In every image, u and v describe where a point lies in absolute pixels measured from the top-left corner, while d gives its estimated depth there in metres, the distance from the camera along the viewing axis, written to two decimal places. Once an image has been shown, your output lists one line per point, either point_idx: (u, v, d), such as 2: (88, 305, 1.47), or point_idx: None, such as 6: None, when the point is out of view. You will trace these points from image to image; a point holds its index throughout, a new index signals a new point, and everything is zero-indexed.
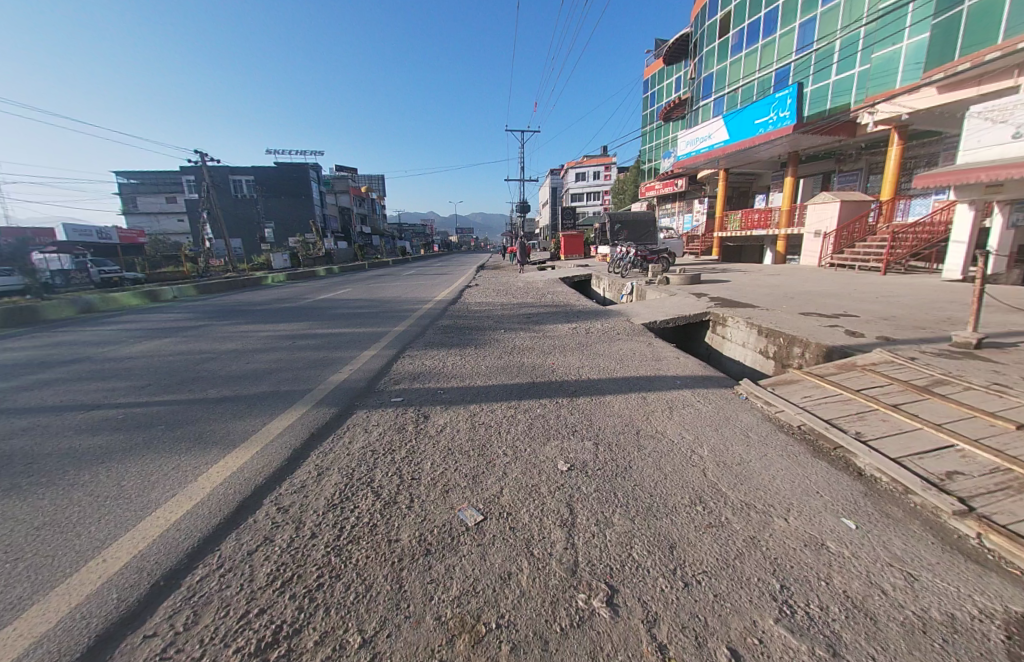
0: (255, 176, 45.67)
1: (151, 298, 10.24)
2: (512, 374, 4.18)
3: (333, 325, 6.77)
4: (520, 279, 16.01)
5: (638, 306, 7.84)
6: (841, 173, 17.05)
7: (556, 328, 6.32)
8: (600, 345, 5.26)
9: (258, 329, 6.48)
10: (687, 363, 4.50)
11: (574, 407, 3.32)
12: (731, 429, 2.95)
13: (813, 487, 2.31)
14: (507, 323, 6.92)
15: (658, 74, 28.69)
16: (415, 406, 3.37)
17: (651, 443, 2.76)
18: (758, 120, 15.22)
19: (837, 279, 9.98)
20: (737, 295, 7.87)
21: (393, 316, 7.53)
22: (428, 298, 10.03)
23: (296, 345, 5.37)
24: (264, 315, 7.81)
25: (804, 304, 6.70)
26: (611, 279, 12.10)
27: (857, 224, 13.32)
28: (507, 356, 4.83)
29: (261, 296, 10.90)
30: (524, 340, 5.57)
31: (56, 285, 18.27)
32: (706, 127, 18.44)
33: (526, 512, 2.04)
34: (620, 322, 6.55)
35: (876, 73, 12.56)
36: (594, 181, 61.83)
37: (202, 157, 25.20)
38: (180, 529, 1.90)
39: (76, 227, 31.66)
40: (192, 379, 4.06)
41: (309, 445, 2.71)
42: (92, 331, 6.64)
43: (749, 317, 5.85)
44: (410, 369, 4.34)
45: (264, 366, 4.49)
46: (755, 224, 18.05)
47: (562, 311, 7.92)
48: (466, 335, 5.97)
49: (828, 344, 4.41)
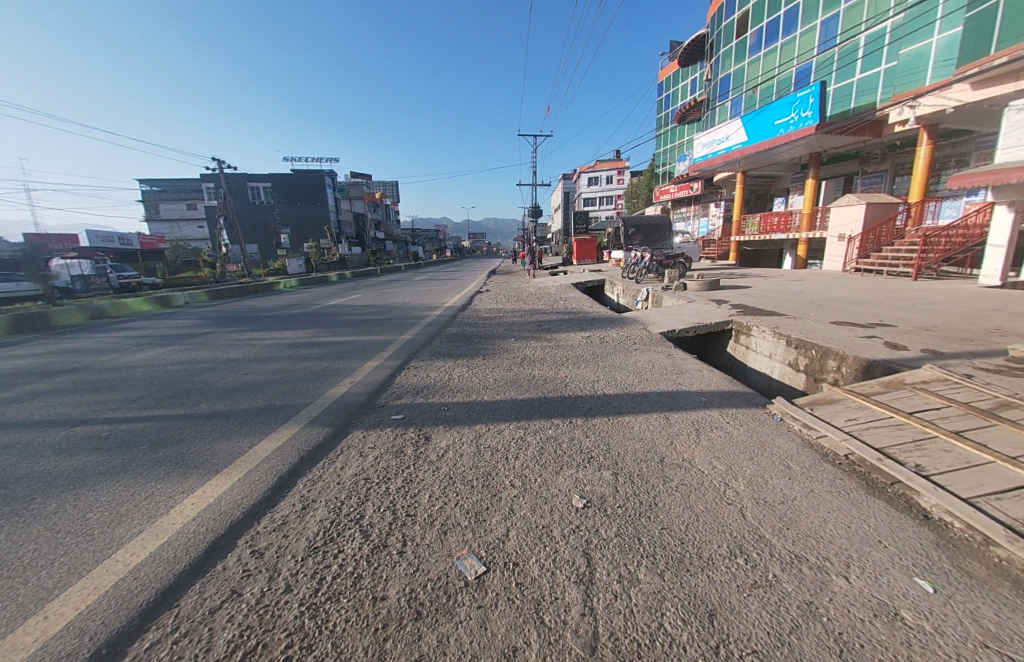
0: (272, 183, 46.67)
1: (163, 304, 10.30)
2: (521, 388, 3.89)
3: (339, 332, 6.59)
4: (531, 284, 15.77)
5: (655, 313, 7.48)
6: (865, 175, 16.39)
7: (569, 336, 6.02)
8: (616, 356, 4.94)
9: (261, 337, 6.33)
10: (711, 378, 4.14)
11: (589, 429, 3.00)
12: (768, 458, 2.60)
13: (874, 536, 1.95)
14: (518, 331, 6.65)
15: (673, 76, 28.29)
16: (415, 425, 3.10)
17: (677, 474, 2.43)
18: (778, 120, 14.70)
19: (867, 285, 9.43)
20: (760, 302, 7.44)
21: (401, 323, 7.34)
22: (438, 304, 9.83)
23: (298, 355, 5.18)
24: (271, 322, 7.69)
25: (835, 312, 6.26)
26: (625, 284, 11.74)
27: (884, 226, 12.66)
28: (517, 368, 4.54)
29: (271, 302, 10.87)
30: (535, 350, 5.28)
31: (76, 290, 18.82)
32: (723, 128, 17.97)
33: (536, 563, 1.74)
34: (636, 331, 6.20)
35: (904, 70, 11.97)
36: (607, 185, 61.52)
37: (220, 165, 25.81)
38: (138, 579, 1.66)
39: (100, 233, 32.70)
40: (183, 392, 3.87)
41: (297, 471, 2.46)
42: (98, 338, 6.59)
43: (776, 326, 5.46)
44: (413, 381, 4.09)
45: (262, 377, 4.29)
46: (775, 228, 17.46)
47: (575, 318, 7.59)
48: (474, 344, 5.72)
49: (868, 358, 4.00)
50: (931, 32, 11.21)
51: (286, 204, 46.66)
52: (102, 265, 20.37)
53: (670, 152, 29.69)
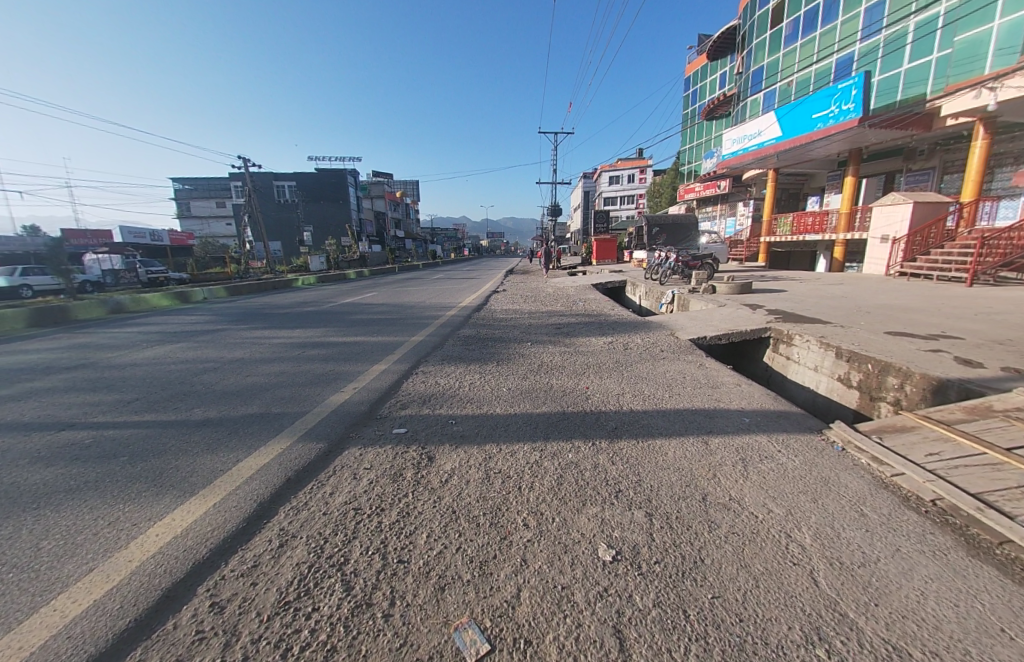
0: (297, 181, 47.66)
1: (183, 300, 10.38)
2: (538, 400, 3.51)
3: (350, 332, 6.36)
4: (550, 284, 15.35)
5: (682, 318, 6.96)
6: (910, 172, 15.28)
7: (590, 342, 5.61)
8: (642, 366, 4.51)
9: (271, 335, 6.16)
10: (753, 394, 3.68)
11: (616, 454, 2.60)
12: (836, 502, 2.14)
13: (995, 621, 1.48)
14: (535, 334, 6.27)
15: (701, 71, 27.36)
16: (418, 442, 2.77)
17: (723, 518, 2.02)
18: (816, 113, 13.80)
19: (917, 290, 8.64)
20: (799, 307, 6.83)
21: (414, 324, 7.06)
22: (453, 304, 9.53)
23: (304, 355, 4.94)
24: (283, 320, 7.55)
25: (888, 320, 5.64)
26: (649, 286, 11.21)
27: (934, 227, 11.60)
28: (533, 376, 4.16)
29: (287, 299, 10.83)
30: (553, 356, 4.89)
31: (108, 284, 19.55)
32: (754, 123, 17.09)
33: (554, 642, 1.36)
34: (662, 337, 5.74)
35: (958, 58, 10.98)
36: (629, 185, 60.38)
37: (244, 163, 26.40)
38: (68, 638, 1.38)
39: (132, 229, 34.07)
40: (180, 395, 3.66)
41: (279, 497, 2.16)
42: (113, 333, 6.58)
43: (822, 335, 4.92)
44: (420, 389, 3.77)
45: (263, 380, 4.05)
46: (809, 228, 16.52)
47: (596, 322, 7.16)
48: (488, 348, 5.37)
49: (941, 376, 3.45)
50: (992, 15, 10.19)
51: (309, 202, 47.55)
52: (132, 260, 21.03)
53: (697, 149, 28.68)
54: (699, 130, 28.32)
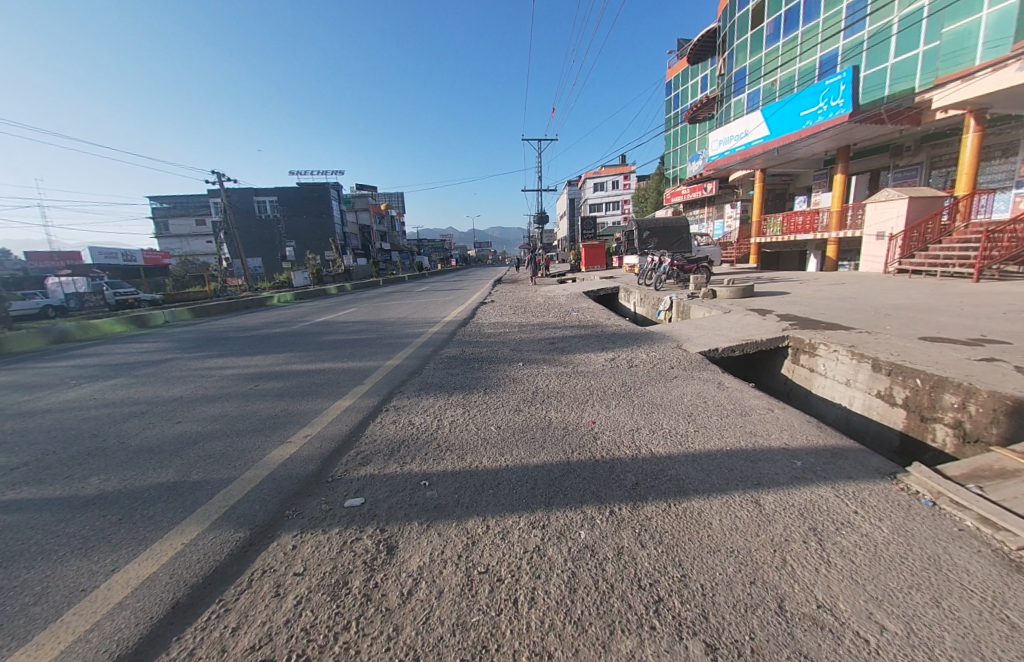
0: (279, 196, 46.76)
1: (139, 324, 9.48)
2: (534, 445, 2.81)
3: (319, 357, 5.62)
4: (540, 292, 14.76)
5: (687, 327, 6.37)
6: (897, 168, 15.19)
7: (589, 359, 4.97)
8: (654, 388, 3.88)
9: (224, 365, 5.36)
10: (793, 425, 3.05)
11: (645, 532, 1.91)
12: (974, 610, 1.47)
13: None
14: (528, 352, 5.61)
15: (682, 75, 27.51)
16: (377, 520, 2.05)
17: (822, 649, 1.33)
18: (804, 111, 13.56)
19: (926, 288, 8.24)
20: (812, 312, 6.30)
21: (392, 344, 6.36)
22: (438, 319, 8.83)
23: (258, 391, 4.18)
24: (246, 345, 6.76)
25: (916, 324, 5.13)
26: (644, 292, 10.68)
27: (930, 222, 11.31)
28: (527, 408, 3.48)
29: (256, 319, 9.99)
30: (549, 380, 4.22)
31: (70, 309, 18.49)
32: (741, 123, 16.89)
33: None
34: (670, 351, 5.11)
35: (948, 51, 10.80)
36: (614, 191, 60.78)
37: (219, 178, 25.53)
38: None
39: (102, 250, 32.82)
40: (79, 457, 2.86)
41: (147, 645, 1.41)
42: (41, 369, 5.68)
43: (852, 344, 4.38)
44: (388, 433, 3.05)
45: (197, 428, 3.29)
46: (799, 228, 16.28)
47: (593, 335, 6.51)
48: (474, 371, 4.68)
49: (1014, 395, 2.90)
50: (980, 6, 10.02)
51: (292, 217, 46.65)
52: (98, 281, 19.84)
53: (681, 152, 28.67)
54: (682, 134, 28.39)
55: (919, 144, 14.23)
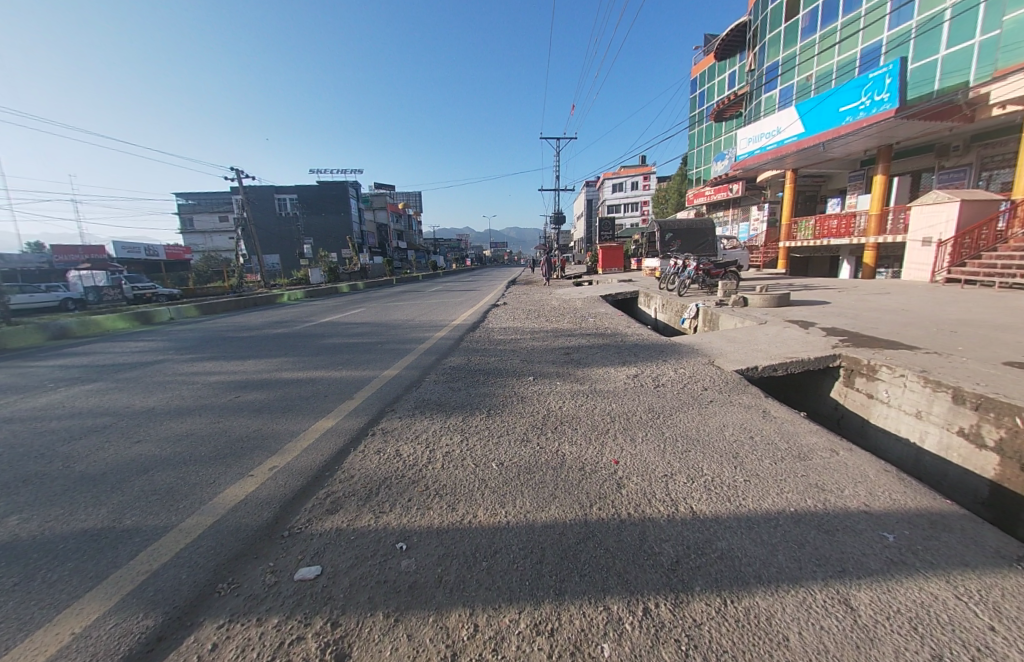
0: (299, 194, 47.28)
1: (143, 320, 9.31)
2: (542, 492, 2.25)
3: (313, 363, 5.21)
4: (554, 295, 14.18)
5: (718, 340, 5.73)
6: (944, 170, 14.08)
7: (609, 376, 4.41)
8: (687, 415, 3.30)
9: (211, 370, 4.98)
10: (869, 478, 2.43)
11: (696, 652, 1.33)
12: None
13: None
14: (540, 364, 5.07)
15: (709, 72, 26.53)
16: (328, 608, 1.53)
17: None
18: (843, 106, 12.62)
19: (988, 300, 7.37)
20: (862, 326, 5.58)
21: (393, 350, 5.91)
22: (445, 323, 8.36)
23: (236, 403, 3.76)
24: (242, 346, 6.42)
25: (993, 345, 4.40)
26: (667, 297, 10.02)
27: (984, 228, 10.31)
28: (536, 438, 2.93)
29: (260, 317, 9.70)
30: (562, 400, 3.67)
31: (90, 302, 18.79)
32: (772, 121, 15.97)
33: None
34: (701, 368, 4.52)
35: (1007, 42, 9.76)
36: (633, 192, 59.70)
37: (238, 174, 25.73)
38: None
39: (126, 244, 33.66)
40: (11, 484, 2.48)
41: None
42: (25, 369, 5.42)
43: (923, 369, 3.70)
44: (369, 468, 2.55)
45: (155, 451, 2.87)
46: (834, 232, 15.33)
47: (612, 345, 5.92)
48: (478, 386, 4.18)
49: None
50: None
51: (310, 215, 47.18)
52: (118, 275, 20.20)
53: (706, 152, 27.66)
54: (707, 133, 27.37)
55: (968, 143, 13.13)
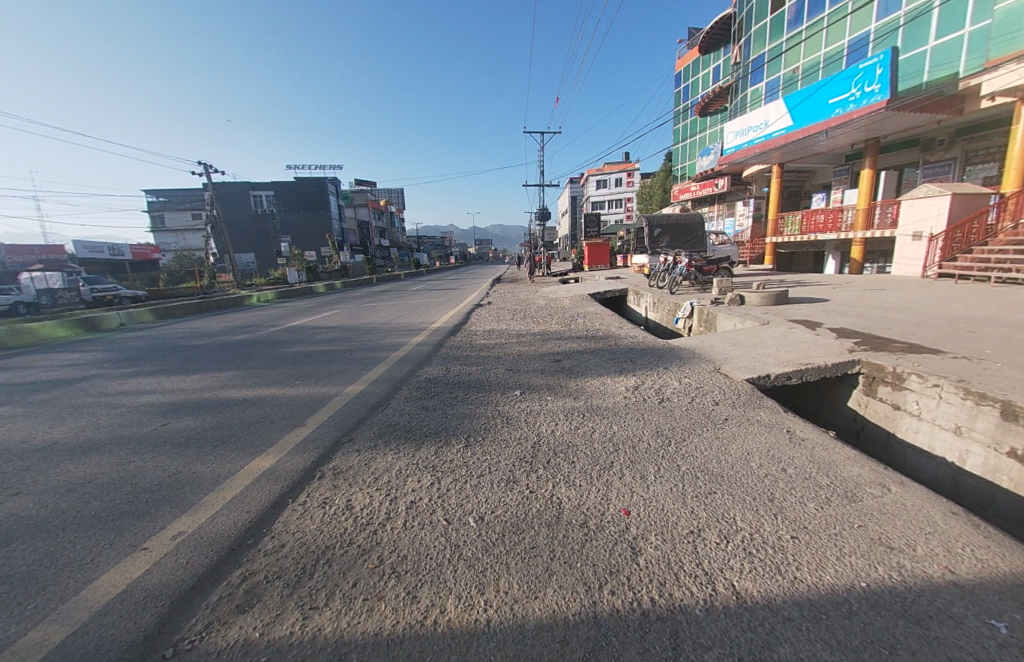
0: (276, 190, 45.65)
1: (88, 327, 8.38)
2: (537, 568, 1.67)
3: (268, 377, 4.54)
4: (541, 293, 13.64)
5: (720, 342, 5.29)
6: (928, 164, 14.07)
7: (606, 388, 3.88)
8: (703, 440, 2.79)
9: (144, 389, 4.25)
10: (940, 527, 1.95)
11: None
12: None
13: None
14: (528, 374, 4.51)
15: (693, 65, 26.35)
16: None
17: None
18: (833, 98, 12.36)
19: (988, 295, 7.13)
20: (871, 326, 5.21)
21: (363, 359, 5.28)
22: (424, 326, 7.73)
23: (161, 435, 3.08)
24: (192, 357, 5.66)
25: (1018, 346, 4.06)
26: (658, 295, 9.61)
27: (975, 222, 10.17)
28: (525, 476, 2.37)
29: (221, 322, 8.85)
30: (553, 422, 3.13)
31: (43, 305, 17.49)
32: (759, 113, 15.71)
33: None
34: (708, 377, 4.03)
35: (1000, 32, 9.55)
36: (617, 188, 59.71)
37: (206, 168, 24.39)
38: None
39: (87, 243, 31.71)
40: None
41: None
42: None
43: (959, 379, 3.28)
44: (307, 532, 1.94)
45: (31, 511, 2.19)
46: (821, 227, 15.20)
47: (605, 350, 5.39)
48: (457, 403, 3.61)
49: None
50: None
51: (287, 212, 45.58)
52: (74, 276, 18.85)
53: (691, 147, 27.50)
54: (692, 128, 27.20)
55: (953, 137, 13.10)
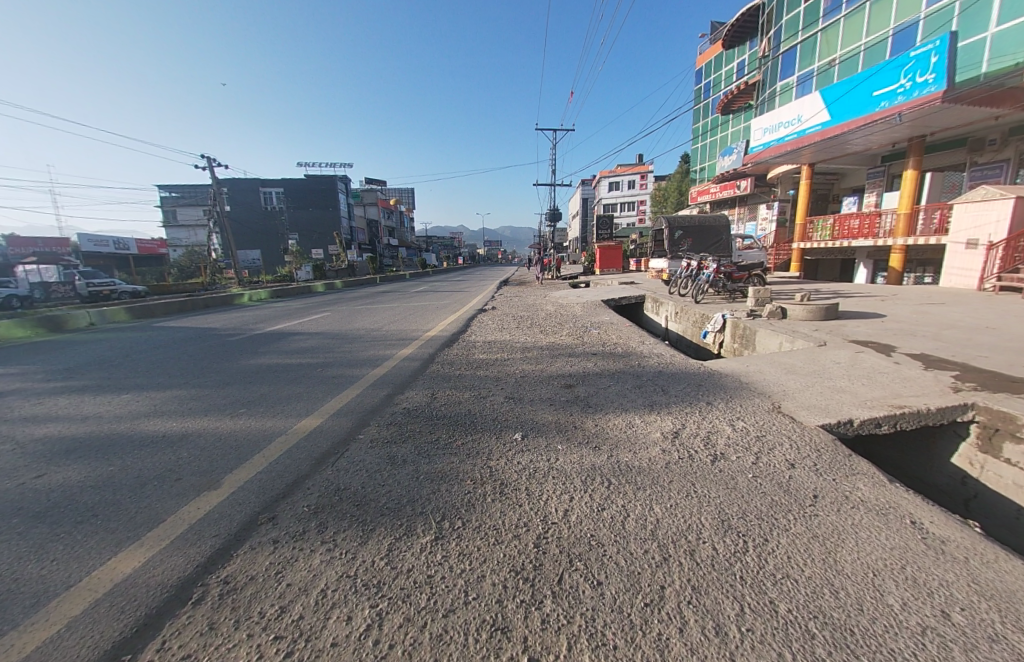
0: (285, 188, 45.40)
1: (50, 326, 7.63)
2: None
3: (209, 401, 3.66)
4: (550, 298, 12.69)
5: (769, 367, 4.32)
6: (976, 166, 12.85)
7: (633, 434, 2.93)
8: (794, 542, 1.82)
9: (53, 414, 3.42)
10: None
11: None
12: None
13: None
14: (531, 405, 3.59)
15: (716, 62, 25.30)
16: None
17: None
18: (878, 90, 11.22)
19: None
20: (960, 352, 4.20)
21: (336, 377, 4.43)
22: (417, 334, 6.88)
23: (17, 496, 2.21)
24: (138, 369, 4.83)
25: None
26: (682, 305, 8.62)
27: None
28: (522, 619, 1.42)
29: (197, 324, 8.05)
30: (565, 496, 2.17)
31: (36, 299, 17.09)
32: (792, 109, 14.59)
33: None
34: (769, 420, 3.07)
35: None
36: (630, 190, 58.53)
37: (211, 162, 23.98)
38: None
39: (93, 237, 31.54)
40: None
41: None
42: None
43: None
44: None
45: None
46: (854, 232, 14.02)
47: (628, 373, 4.44)
48: (434, 452, 2.68)
49: None
50: None
51: (295, 209, 45.33)
52: (71, 271, 18.58)
53: (711, 147, 26.38)
54: (712, 127, 26.09)
55: (1006, 136, 11.88)
